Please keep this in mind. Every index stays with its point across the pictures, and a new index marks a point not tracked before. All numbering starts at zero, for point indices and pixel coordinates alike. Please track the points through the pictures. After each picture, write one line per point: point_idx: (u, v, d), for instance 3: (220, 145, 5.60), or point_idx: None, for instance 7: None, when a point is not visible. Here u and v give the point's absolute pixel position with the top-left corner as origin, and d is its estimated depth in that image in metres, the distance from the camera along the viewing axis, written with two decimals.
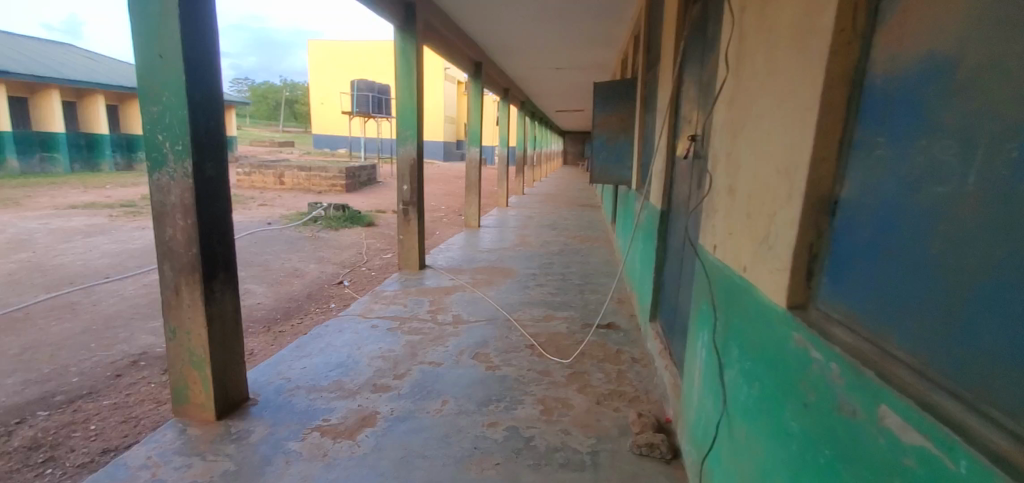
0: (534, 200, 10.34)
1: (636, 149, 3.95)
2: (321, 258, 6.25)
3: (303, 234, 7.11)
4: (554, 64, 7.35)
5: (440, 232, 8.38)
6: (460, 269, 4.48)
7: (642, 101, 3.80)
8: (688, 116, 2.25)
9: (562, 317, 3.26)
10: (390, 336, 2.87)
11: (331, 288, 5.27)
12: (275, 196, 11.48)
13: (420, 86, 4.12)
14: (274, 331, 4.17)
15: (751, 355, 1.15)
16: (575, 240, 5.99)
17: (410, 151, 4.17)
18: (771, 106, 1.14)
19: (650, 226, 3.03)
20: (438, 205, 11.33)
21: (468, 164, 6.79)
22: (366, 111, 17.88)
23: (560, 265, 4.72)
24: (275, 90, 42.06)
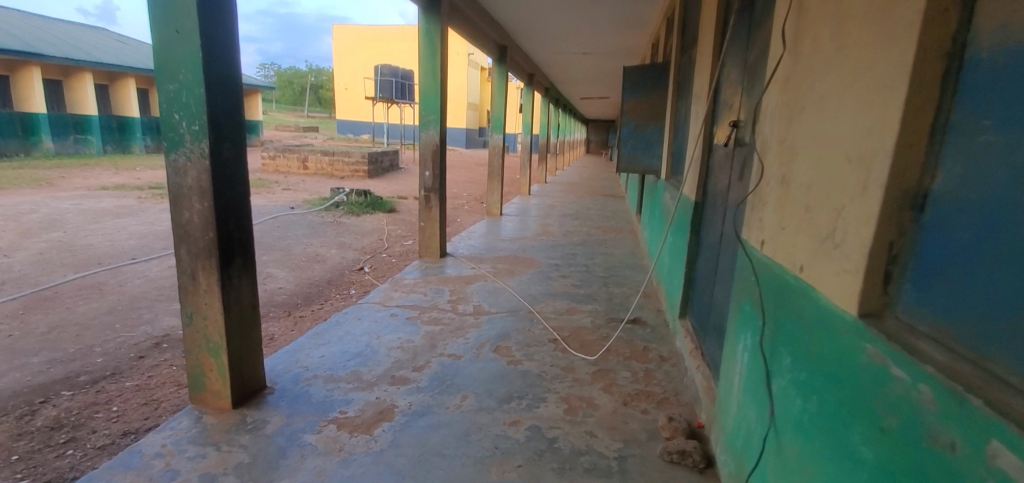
0: (556, 189, 10.19)
1: (666, 137, 3.80)
2: (342, 243, 6.25)
3: (325, 219, 7.11)
4: (581, 49, 7.16)
5: (461, 219, 8.31)
6: (481, 258, 4.39)
7: (674, 87, 3.65)
8: (729, 101, 2.10)
9: (586, 310, 3.15)
10: (410, 325, 2.80)
11: (351, 274, 5.25)
12: (299, 181, 11.56)
13: (444, 69, 4.00)
14: (294, 316, 4.16)
15: (807, 365, 1.04)
16: (598, 231, 5.84)
17: (432, 137, 4.08)
18: (840, 85, 1.00)
19: (682, 217, 2.88)
20: (459, 192, 11.25)
21: (491, 151, 6.68)
22: (389, 97, 17.86)
23: (584, 256, 4.60)
24: (301, 76, 42.43)
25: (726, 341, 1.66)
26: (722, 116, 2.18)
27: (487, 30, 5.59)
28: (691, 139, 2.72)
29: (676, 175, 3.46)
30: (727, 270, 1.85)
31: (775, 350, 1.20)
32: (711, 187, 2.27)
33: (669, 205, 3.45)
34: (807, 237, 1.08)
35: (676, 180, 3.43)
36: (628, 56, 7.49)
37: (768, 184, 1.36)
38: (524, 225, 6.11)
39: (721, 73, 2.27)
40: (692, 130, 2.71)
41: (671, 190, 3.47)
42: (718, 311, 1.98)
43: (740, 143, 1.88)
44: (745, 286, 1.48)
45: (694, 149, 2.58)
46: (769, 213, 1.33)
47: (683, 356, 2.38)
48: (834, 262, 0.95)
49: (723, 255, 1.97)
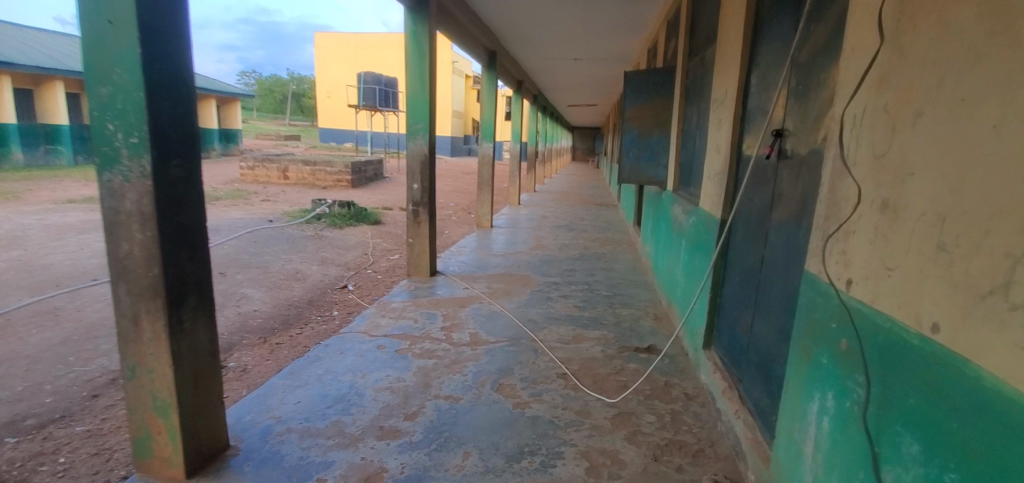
0: (546, 198, 9.94)
1: (673, 145, 3.56)
2: (324, 259, 5.88)
3: (305, 232, 6.73)
4: (572, 55, 6.94)
5: (449, 231, 7.99)
6: (475, 276, 4.07)
7: (682, 93, 3.42)
8: (766, 108, 1.86)
9: (594, 337, 2.85)
10: (400, 360, 2.47)
11: (334, 293, 4.89)
12: (280, 192, 11.12)
13: (433, 75, 3.72)
14: (271, 342, 3.80)
15: (952, 457, 0.79)
16: (595, 244, 5.57)
17: (421, 146, 3.78)
18: (1007, 87, 0.74)
19: (699, 234, 2.62)
20: (446, 202, 10.92)
21: (481, 161, 6.39)
22: (373, 105, 17.52)
23: (583, 272, 4.31)
24: (282, 84, 41.84)
25: (785, 389, 1.41)
26: (758, 123, 1.94)
27: (477, 33, 5.33)
28: (710, 150, 2.48)
29: (687, 186, 3.21)
30: (778, 303, 1.59)
31: (883, 423, 0.95)
32: (744, 204, 2.02)
33: (679, 219, 3.21)
34: (939, 287, 0.83)
35: (687, 192, 3.18)
36: (619, 62, 7.29)
37: (854, 209, 1.11)
38: (517, 238, 5.82)
39: (753, 76, 2.03)
40: (711, 139, 2.47)
41: (681, 203, 3.22)
42: (763, 349, 1.72)
43: (787, 157, 1.64)
44: (818, 331, 1.23)
45: (717, 160, 2.33)
46: (858, 245, 1.08)
47: (713, 394, 2.10)
48: (1008, 331, 0.70)
49: (766, 284, 1.72)
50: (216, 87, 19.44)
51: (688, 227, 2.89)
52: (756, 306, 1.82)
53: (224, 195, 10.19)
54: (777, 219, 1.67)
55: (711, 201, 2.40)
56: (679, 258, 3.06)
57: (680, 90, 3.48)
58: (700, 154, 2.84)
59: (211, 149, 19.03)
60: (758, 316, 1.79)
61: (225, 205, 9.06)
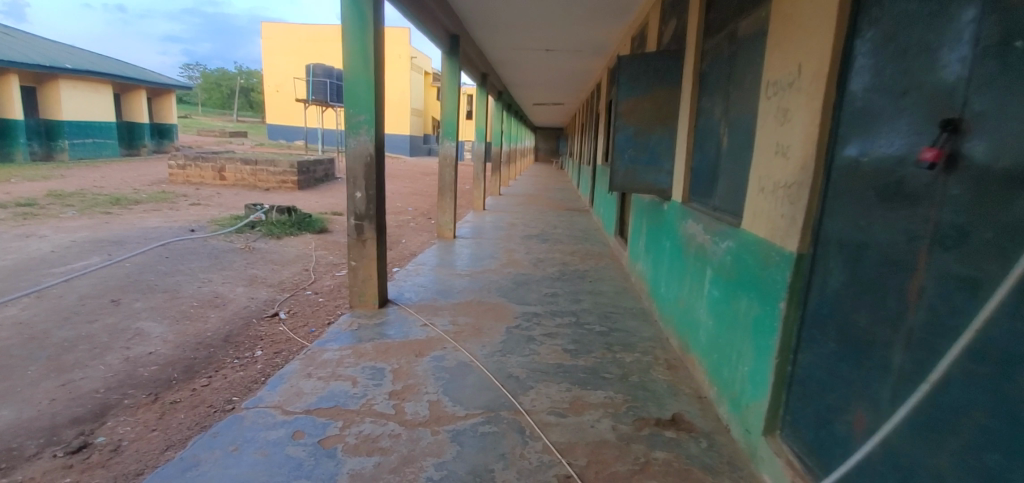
0: (513, 202, 9.21)
1: (682, 144, 2.89)
2: (253, 277, 4.92)
3: (234, 244, 5.73)
4: (544, 45, 6.23)
5: (405, 241, 7.13)
6: (436, 307, 3.26)
7: (695, 81, 2.75)
8: (903, 89, 1.18)
9: (599, 403, 2.11)
10: (323, 461, 1.66)
11: (260, 324, 3.97)
12: (214, 194, 9.92)
13: (380, 52, 2.88)
14: (164, 400, 2.87)
15: None
16: (573, 259, 4.85)
17: (366, 144, 2.94)
18: None
19: (740, 266, 1.93)
20: (403, 206, 10.02)
21: (441, 162, 5.57)
22: (323, 100, 16.34)
23: (567, 298, 3.57)
24: (228, 78, 39.46)
25: None
26: (882, 114, 1.25)
27: (437, 11, 4.54)
28: (763, 152, 1.80)
29: (707, 198, 2.53)
30: (978, 423, 0.92)
31: None
32: (850, 235, 1.34)
33: (694, 241, 2.54)
34: None
35: (705, 206, 2.51)
36: (595, 55, 6.63)
37: None
38: (484, 251, 5.05)
39: (861, 40, 1.34)
40: (766, 137, 1.78)
41: (697, 219, 2.54)
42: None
43: (981, 168, 0.96)
44: None
45: (781, 167, 1.64)
46: None
47: None
48: None
49: (931, 379, 1.04)
50: (148, 77, 17.70)
51: (715, 253, 2.20)
52: (895, 405, 1.13)
53: (147, 198, 8.94)
54: (955, 274, 0.99)
55: (768, 225, 1.71)
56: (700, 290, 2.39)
57: (690, 79, 2.81)
58: (735, 157, 2.17)
59: (141, 145, 17.32)
60: (902, 425, 1.10)
61: (145, 211, 7.86)
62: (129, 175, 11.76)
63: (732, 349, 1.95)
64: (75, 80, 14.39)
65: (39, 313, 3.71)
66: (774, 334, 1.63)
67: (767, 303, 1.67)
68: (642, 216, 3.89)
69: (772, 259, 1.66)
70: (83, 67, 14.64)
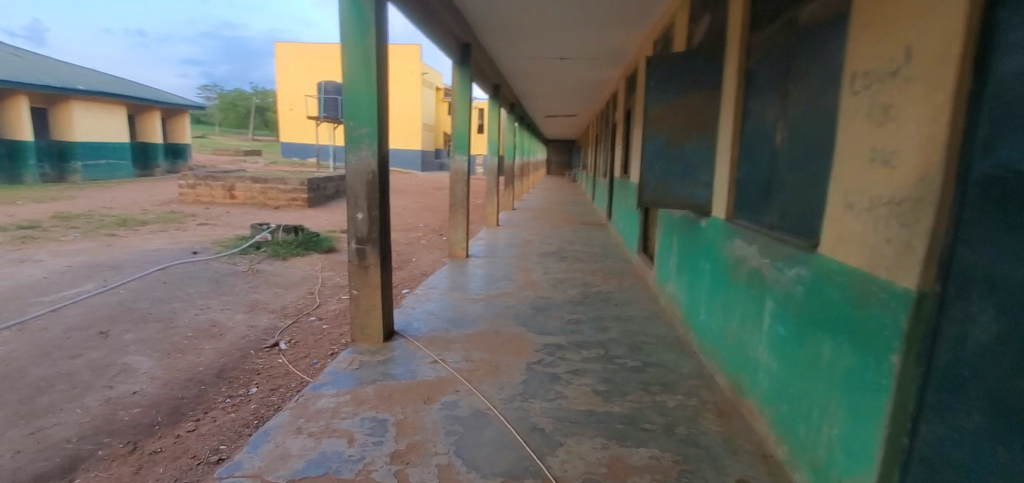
0: (527, 217, 8.87)
1: (725, 153, 2.54)
2: (254, 303, 4.62)
3: (237, 267, 5.46)
4: (559, 54, 5.92)
5: (416, 260, 6.81)
6: (447, 340, 2.91)
7: (741, 80, 2.40)
8: None
9: (644, 466, 1.74)
10: None
11: (257, 356, 3.65)
12: (223, 213, 9.75)
13: (382, 58, 2.57)
14: (143, 450, 2.56)
15: None
16: (596, 279, 4.47)
17: (367, 160, 2.61)
18: None
19: (818, 301, 1.57)
20: (415, 223, 9.74)
21: (453, 177, 5.27)
22: (334, 116, 16.25)
23: (593, 326, 3.20)
24: (243, 97, 39.99)
25: None
26: None
27: (447, 20, 4.27)
28: (852, 160, 1.45)
29: (760, 215, 2.17)
30: None
31: None
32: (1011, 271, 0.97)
33: (745, 264, 2.19)
34: None
35: (759, 224, 2.15)
36: (613, 63, 6.30)
37: None
38: (499, 271, 4.71)
39: (1005, 6, 1.00)
40: (856, 141, 1.43)
41: (748, 239, 2.19)
42: None
43: None
44: None
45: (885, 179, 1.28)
46: None
47: None
48: None
49: None
50: (162, 98, 17.82)
51: (779, 282, 1.84)
52: None
53: (154, 219, 8.78)
54: None
55: (867, 252, 1.35)
56: (755, 323, 2.04)
57: (733, 79, 2.47)
58: (802, 167, 1.81)
59: (155, 165, 17.39)
60: None
61: (150, 232, 7.68)
62: (140, 195, 11.68)
63: (808, 403, 1.59)
64: (89, 102, 14.48)
65: (20, 348, 3.44)
66: (882, 395, 1.27)
67: (867, 353, 1.32)
68: (672, 232, 3.54)
69: (872, 295, 1.31)
70: (97, 89, 14.74)
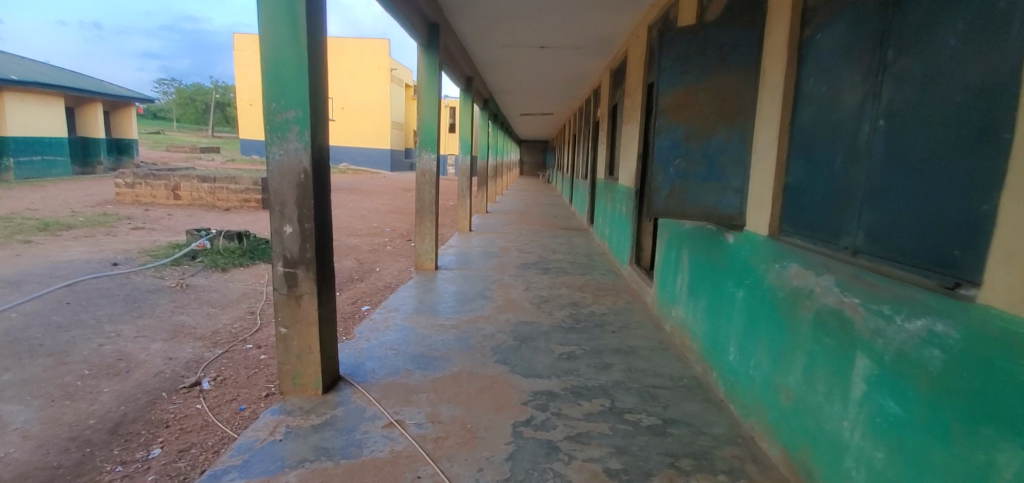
0: (502, 221, 8.27)
1: (769, 150, 1.97)
2: (178, 327, 3.85)
3: (164, 282, 4.66)
4: (540, 41, 5.31)
5: (380, 270, 6.10)
6: (408, 388, 2.25)
7: (794, 56, 1.84)
8: None
9: None
10: None
11: (170, 401, 2.91)
12: (164, 216, 8.79)
13: (316, 16, 1.90)
14: None
15: None
16: (585, 297, 3.87)
17: (297, 153, 1.93)
18: None
19: (982, 381, 1.01)
20: (381, 227, 9.00)
21: (419, 178, 4.60)
22: None
23: (590, 364, 2.59)
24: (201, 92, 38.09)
25: None
26: None
27: None
28: None
29: (832, 235, 1.60)
30: None
31: None
32: None
33: (807, 299, 1.64)
34: None
35: (830, 246, 1.60)
36: (598, 54, 5.72)
37: None
38: (472, 287, 4.07)
39: None
40: None
41: (811, 266, 1.64)
42: None
43: None
44: None
45: None
46: None
47: None
48: None
49: None
50: (106, 89, 16.46)
51: (884, 336, 1.29)
52: None
53: (82, 223, 7.80)
54: None
55: None
56: (835, 385, 1.48)
57: (781, 55, 1.91)
58: (920, 170, 1.25)
59: (97, 162, 16.00)
60: None
61: (72, 238, 6.72)
62: (72, 195, 10.53)
63: None
64: (20, 92, 13.13)
65: None
66: None
67: None
68: (682, 244, 2.99)
69: None
70: (30, 78, 13.38)
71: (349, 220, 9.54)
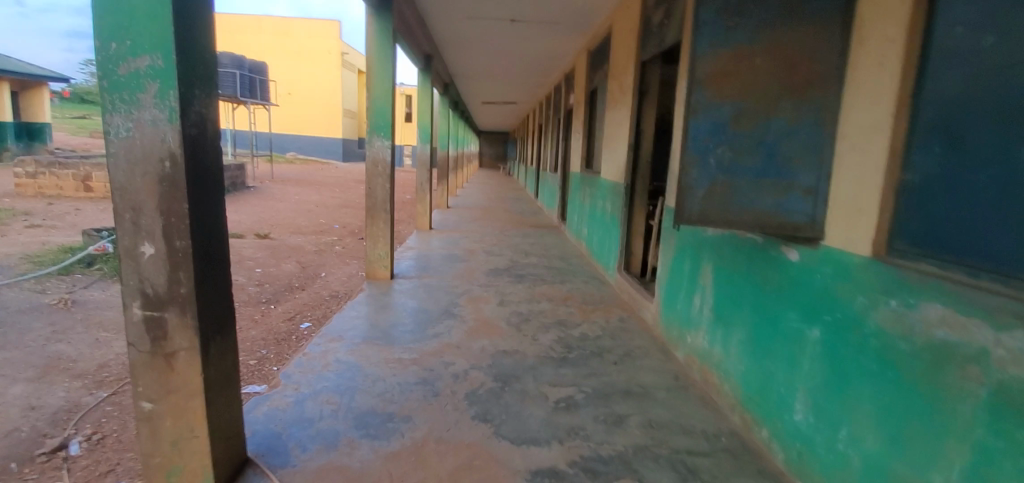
0: (465, 218, 7.57)
1: (872, 135, 1.38)
2: (52, 361, 2.97)
3: (44, 298, 3.73)
4: (511, 14, 4.61)
5: (325, 276, 5.30)
6: (349, 475, 1.55)
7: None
8: None
9: None
10: None
11: (19, 478, 2.07)
12: (70, 211, 7.57)
13: None
14: None
15: None
16: (571, 313, 3.25)
17: (158, 128, 1.19)
18: None
19: None
20: (329, 224, 8.11)
21: (369, 170, 3.82)
22: (232, 94, 13.35)
23: (599, 417, 1.96)
24: None
25: None
26: None
27: None
28: None
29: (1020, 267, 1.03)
30: None
31: None
32: None
33: (970, 363, 1.08)
34: None
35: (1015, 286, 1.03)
36: (576, 31, 5.08)
37: None
38: (435, 302, 3.36)
39: None
40: None
41: (980, 314, 1.07)
42: None
43: None
44: None
45: None
46: None
47: None
48: None
49: None
50: (10, 65, 14.47)
51: None
52: None
53: None
54: None
55: None
56: None
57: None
58: None
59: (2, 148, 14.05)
60: None
61: None
62: None
63: None
64: None
65: None
66: None
67: None
68: (700, 255, 2.40)
69: None
70: None
71: (292, 215, 8.59)
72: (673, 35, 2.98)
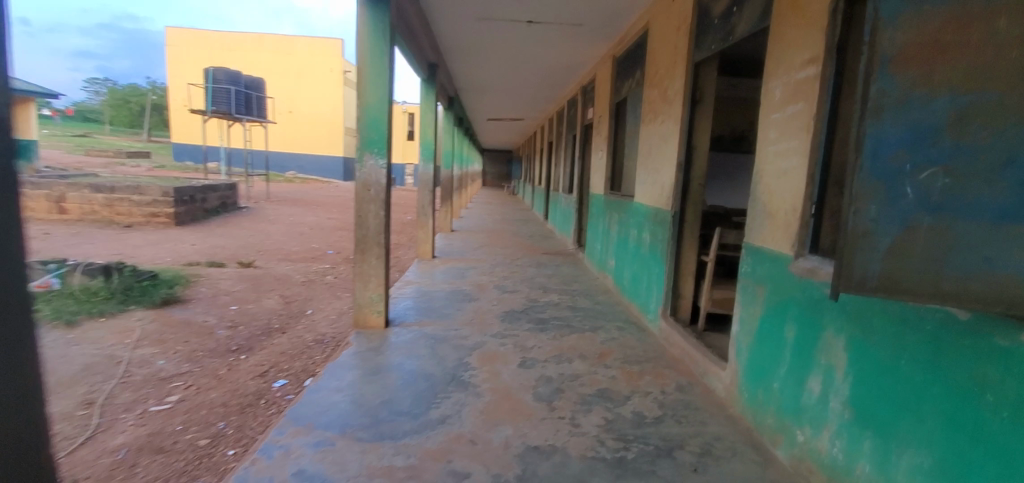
0: (471, 243, 6.88)
1: None
2: None
3: None
4: (528, 14, 3.97)
5: (312, 314, 4.58)
6: None
7: None
8: None
9: None
10: None
11: None
12: (40, 236, 6.94)
13: None
14: None
15: None
16: (614, 379, 2.52)
17: None
18: None
19: None
20: (322, 249, 7.43)
21: (359, 196, 3.14)
22: (225, 111, 12.77)
23: None
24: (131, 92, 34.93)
25: None
26: None
27: None
28: None
29: None
30: None
31: None
32: None
33: None
34: None
35: None
36: (601, 35, 4.45)
37: None
38: (440, 363, 2.64)
39: None
40: None
41: None
42: None
43: None
44: None
45: None
46: None
47: None
48: None
49: None
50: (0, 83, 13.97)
51: None
52: None
53: None
54: None
55: None
56: None
57: None
58: None
59: None
60: None
61: None
62: None
63: None
64: None
65: None
66: None
67: None
68: (816, 321, 1.70)
69: None
70: None
71: (282, 239, 7.93)
72: (747, 26, 2.32)
